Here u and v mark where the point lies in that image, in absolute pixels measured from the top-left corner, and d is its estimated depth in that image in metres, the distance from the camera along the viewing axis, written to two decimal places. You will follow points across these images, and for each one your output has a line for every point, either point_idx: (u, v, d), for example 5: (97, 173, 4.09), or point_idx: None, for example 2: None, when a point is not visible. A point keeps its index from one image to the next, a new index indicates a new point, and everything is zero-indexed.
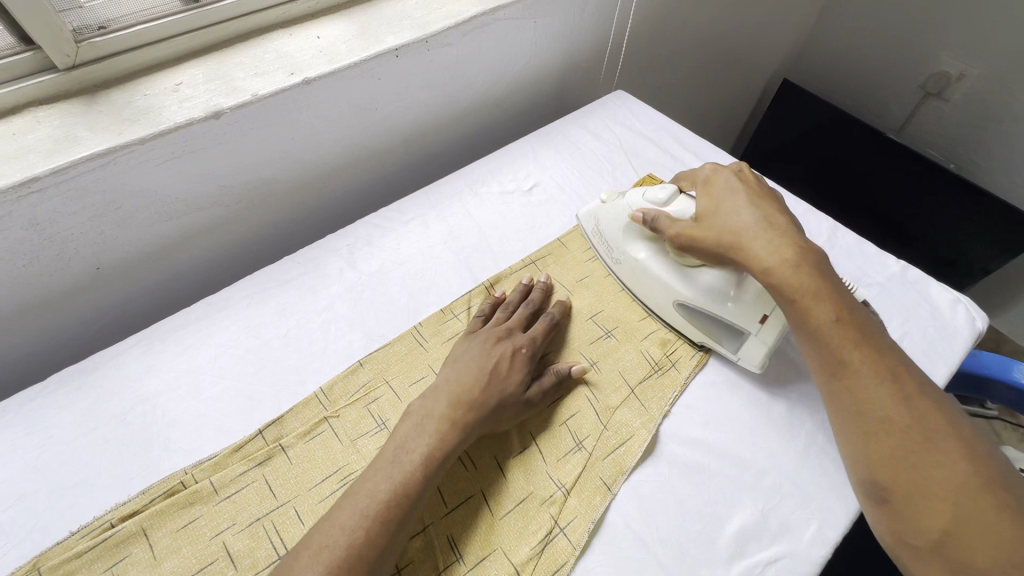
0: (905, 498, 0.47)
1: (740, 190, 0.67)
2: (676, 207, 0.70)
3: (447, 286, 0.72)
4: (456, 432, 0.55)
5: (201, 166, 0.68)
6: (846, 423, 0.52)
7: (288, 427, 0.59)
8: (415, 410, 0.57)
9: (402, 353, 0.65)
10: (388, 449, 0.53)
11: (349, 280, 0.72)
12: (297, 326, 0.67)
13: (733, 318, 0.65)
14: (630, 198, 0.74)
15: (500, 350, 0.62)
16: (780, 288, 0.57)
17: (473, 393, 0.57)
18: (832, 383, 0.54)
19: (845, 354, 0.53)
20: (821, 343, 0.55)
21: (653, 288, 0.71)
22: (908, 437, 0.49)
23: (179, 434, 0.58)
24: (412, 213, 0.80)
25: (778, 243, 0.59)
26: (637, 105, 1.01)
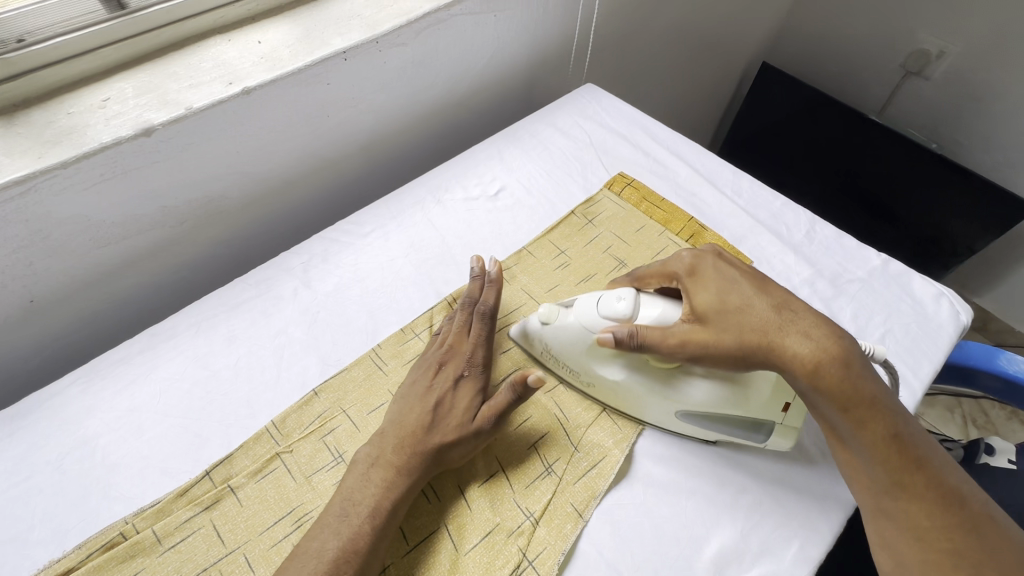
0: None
1: (743, 278, 0.56)
2: (646, 313, 0.57)
3: (408, 303, 0.69)
4: (403, 478, 0.52)
5: (136, 187, 0.63)
6: (902, 546, 0.47)
7: (238, 465, 0.55)
8: (361, 457, 0.54)
9: (360, 379, 0.62)
10: (336, 502, 0.51)
11: (304, 301, 0.68)
12: (247, 354, 0.63)
13: (752, 416, 0.56)
14: (579, 310, 0.60)
15: (441, 384, 0.58)
16: (830, 393, 0.49)
17: (415, 438, 0.54)
18: (883, 499, 0.48)
19: (904, 481, 0.47)
20: (876, 461, 0.48)
21: (647, 404, 0.59)
22: (981, 567, 0.43)
23: (120, 479, 0.54)
24: (371, 225, 0.76)
25: (816, 337, 0.51)
26: (607, 99, 0.97)
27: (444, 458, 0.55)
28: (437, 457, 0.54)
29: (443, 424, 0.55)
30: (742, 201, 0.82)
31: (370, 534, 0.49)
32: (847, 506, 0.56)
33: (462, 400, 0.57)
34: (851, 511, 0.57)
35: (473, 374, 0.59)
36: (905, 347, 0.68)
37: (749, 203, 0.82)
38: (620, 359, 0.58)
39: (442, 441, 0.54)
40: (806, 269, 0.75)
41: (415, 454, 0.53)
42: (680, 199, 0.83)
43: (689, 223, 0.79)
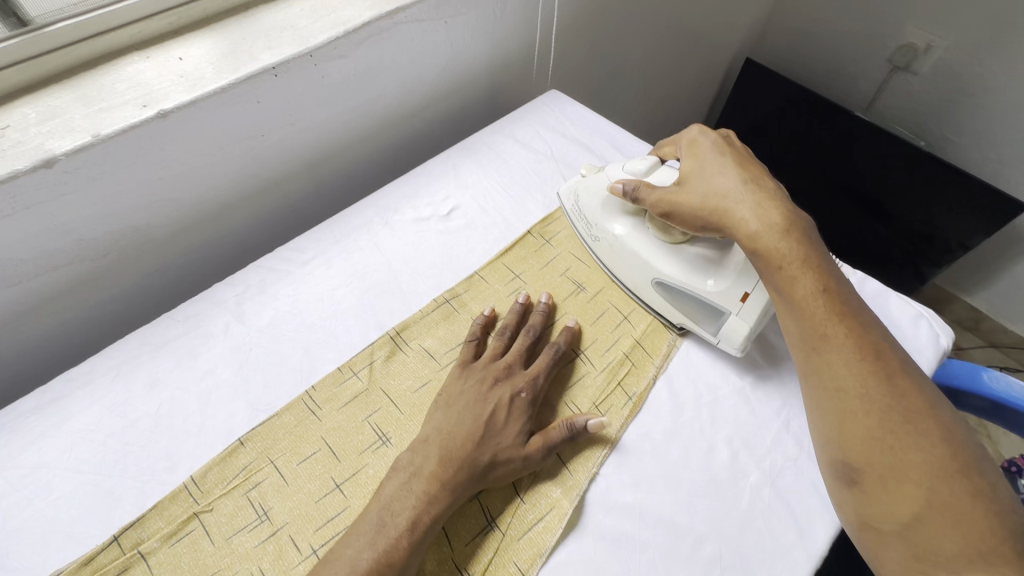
0: (877, 476, 0.45)
1: (724, 160, 0.63)
2: (659, 175, 0.68)
3: (348, 338, 0.64)
4: (447, 493, 0.50)
5: (43, 221, 0.58)
6: (823, 400, 0.50)
7: (150, 528, 0.51)
8: (395, 472, 0.52)
9: (291, 425, 0.57)
10: (372, 511, 0.49)
11: (235, 338, 0.63)
12: (170, 400, 0.59)
13: (713, 294, 0.63)
14: (611, 171, 0.72)
15: (496, 398, 0.57)
16: (768, 256, 0.55)
17: (467, 450, 0.53)
18: (812, 359, 0.51)
19: (825, 325, 0.51)
20: (803, 315, 0.52)
21: (633, 266, 0.69)
22: (885, 415, 0.46)
23: (21, 546, 0.50)
24: (313, 252, 0.71)
25: (769, 209, 0.57)
26: (571, 107, 0.92)
27: (489, 475, 0.53)
28: (483, 472, 0.53)
29: (494, 440, 0.54)
30: None
31: (405, 555, 0.47)
32: (813, 557, 0.52)
33: (513, 416, 0.56)
34: (819, 563, 0.52)
35: (530, 394, 0.58)
36: None
37: None
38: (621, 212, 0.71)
39: (490, 456, 0.53)
40: None
41: (465, 469, 0.52)
42: None
43: None
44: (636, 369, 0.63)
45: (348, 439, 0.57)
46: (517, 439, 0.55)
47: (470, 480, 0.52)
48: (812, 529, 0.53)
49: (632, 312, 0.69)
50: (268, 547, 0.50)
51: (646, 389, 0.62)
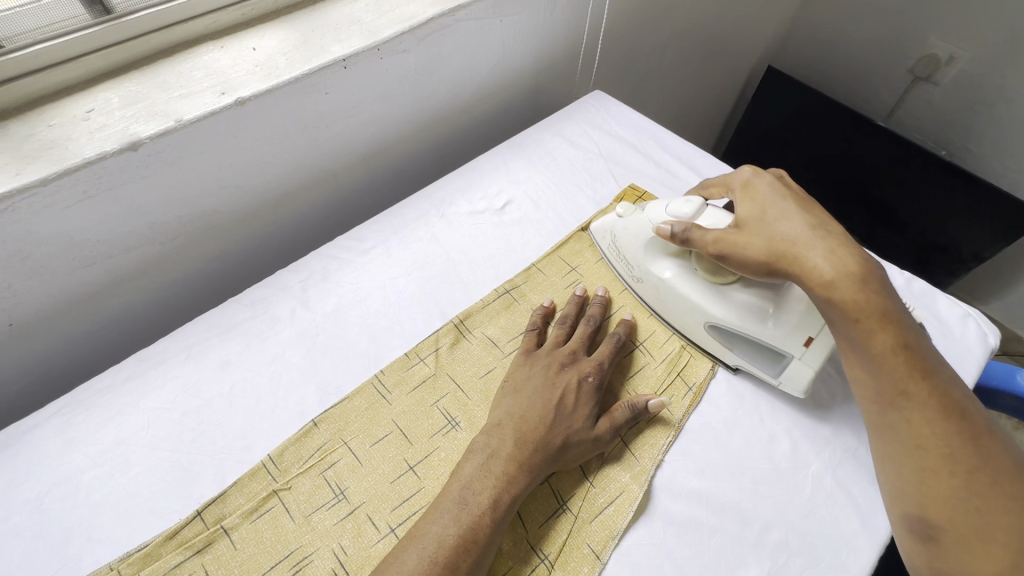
0: (959, 537, 0.44)
1: (788, 196, 0.60)
2: (706, 218, 0.63)
3: (412, 325, 0.65)
4: (523, 474, 0.52)
5: (122, 203, 0.59)
6: (900, 456, 0.48)
7: (231, 504, 0.52)
8: (475, 450, 0.53)
9: (363, 407, 0.58)
10: (453, 489, 0.50)
11: (302, 323, 0.64)
12: (242, 381, 0.60)
13: (773, 339, 0.59)
14: (650, 211, 0.67)
15: (564, 383, 0.58)
16: (842, 307, 0.51)
17: (540, 433, 0.54)
18: (887, 413, 0.49)
19: (905, 382, 0.48)
20: (881, 369, 0.49)
21: (683, 309, 0.65)
22: (972, 478, 0.45)
23: (105, 520, 0.51)
24: (372, 241, 0.73)
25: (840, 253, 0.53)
26: (616, 107, 0.93)
27: (561, 457, 0.54)
28: (557, 455, 0.54)
29: (566, 424, 0.55)
30: None
31: (490, 531, 0.48)
32: (877, 544, 0.53)
33: (578, 399, 0.57)
34: (882, 551, 0.53)
35: (595, 378, 0.59)
36: None
37: None
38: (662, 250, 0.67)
39: (561, 439, 0.54)
40: None
41: (541, 450, 0.53)
42: None
43: None
44: (695, 360, 0.65)
45: (418, 422, 0.58)
46: (586, 422, 0.56)
47: (545, 462, 0.53)
48: (874, 518, 0.55)
49: None
50: (347, 525, 0.51)
51: (705, 380, 0.63)
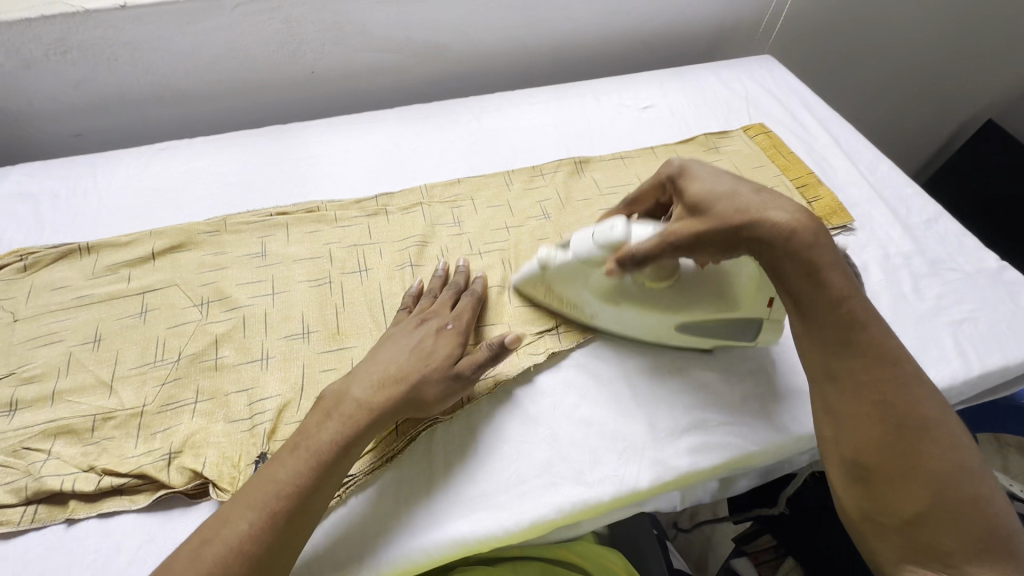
0: (887, 478, 0.48)
1: (724, 171, 0.57)
2: (637, 232, 0.58)
3: (543, 154, 0.87)
4: (366, 419, 0.53)
5: (401, 16, 0.90)
6: (842, 402, 0.51)
7: (395, 201, 0.78)
8: (327, 397, 0.55)
9: (492, 185, 0.81)
10: (292, 439, 0.53)
11: (473, 130, 0.89)
12: (424, 146, 0.86)
13: (743, 313, 0.61)
14: (577, 246, 0.61)
15: (421, 334, 0.60)
16: (805, 260, 0.51)
17: (394, 378, 0.56)
18: (834, 363, 0.51)
19: (851, 333, 0.51)
20: (831, 318, 0.51)
21: (644, 322, 0.63)
22: (900, 425, 0.48)
23: (326, 183, 0.81)
24: (539, 99, 0.95)
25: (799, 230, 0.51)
26: (779, 70, 1.04)
27: (415, 403, 0.56)
28: (408, 403, 0.55)
29: (414, 368, 0.57)
30: (870, 175, 0.85)
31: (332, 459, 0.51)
32: None
33: (444, 352, 0.58)
34: None
35: (455, 326, 0.61)
36: (981, 334, 0.68)
37: (878, 181, 0.85)
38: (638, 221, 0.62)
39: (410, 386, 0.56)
40: (910, 245, 0.76)
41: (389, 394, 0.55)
42: (810, 158, 0.88)
43: (808, 175, 0.84)
44: None
45: (524, 207, 0.79)
46: (442, 370, 0.57)
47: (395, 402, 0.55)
48: None
49: None
50: (455, 238, 0.75)
51: None
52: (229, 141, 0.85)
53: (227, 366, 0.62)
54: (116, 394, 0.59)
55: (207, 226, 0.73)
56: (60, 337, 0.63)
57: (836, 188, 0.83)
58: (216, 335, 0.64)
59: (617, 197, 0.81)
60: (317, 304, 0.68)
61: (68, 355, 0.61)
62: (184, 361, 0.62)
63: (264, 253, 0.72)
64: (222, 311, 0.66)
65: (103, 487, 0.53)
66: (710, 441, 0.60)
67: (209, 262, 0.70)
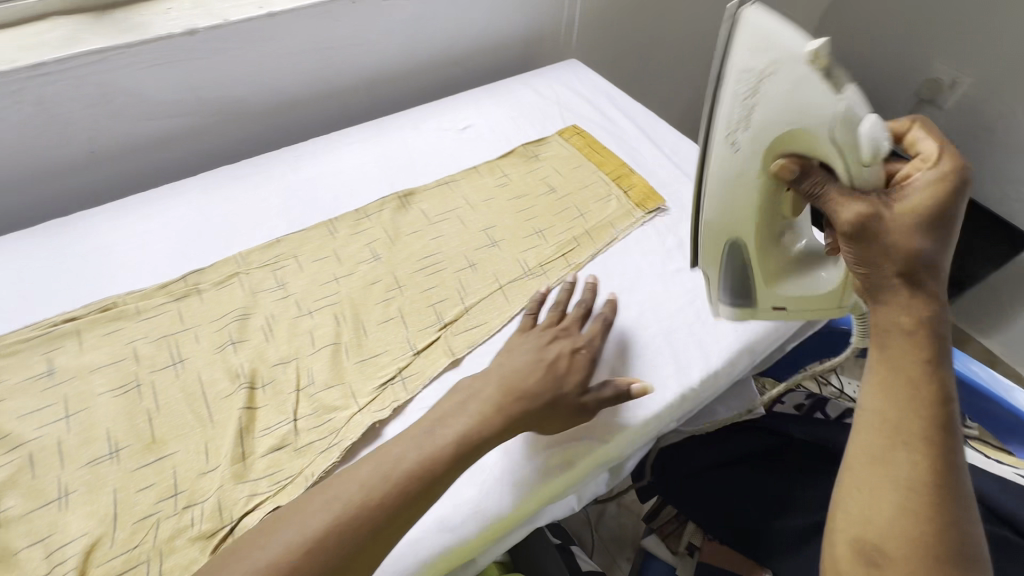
0: (898, 567, 0.44)
1: (934, 144, 0.50)
2: (863, 143, 0.49)
3: (367, 194, 0.84)
4: (498, 418, 0.57)
5: (180, 76, 0.83)
6: (876, 484, 0.46)
7: (207, 276, 0.72)
8: (424, 418, 0.57)
9: (315, 237, 0.78)
10: (334, 482, 0.51)
11: (289, 182, 0.85)
12: (235, 210, 0.80)
13: (821, 298, 0.64)
14: (864, 123, 0.49)
15: (560, 353, 0.64)
16: (887, 305, 0.49)
17: (559, 398, 0.61)
18: (880, 439, 0.47)
19: (909, 403, 0.46)
20: (900, 390, 0.47)
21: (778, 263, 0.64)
22: (937, 511, 0.44)
23: (123, 274, 0.72)
24: (356, 138, 0.92)
25: (900, 236, 0.47)
26: (585, 72, 1.10)
27: (560, 415, 0.61)
28: (552, 412, 0.60)
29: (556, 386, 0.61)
30: (673, 157, 0.92)
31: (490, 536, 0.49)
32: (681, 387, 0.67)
33: (576, 375, 0.63)
34: (686, 394, 0.67)
35: (588, 347, 0.66)
36: None
37: (682, 160, 0.93)
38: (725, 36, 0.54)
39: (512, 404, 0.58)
40: None
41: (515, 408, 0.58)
42: (621, 151, 0.93)
43: (621, 167, 0.89)
44: (580, 247, 0.79)
45: (352, 253, 0.76)
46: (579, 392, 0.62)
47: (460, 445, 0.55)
48: (685, 371, 0.68)
49: (588, 212, 0.84)
50: (281, 303, 0.70)
51: (583, 261, 0.77)
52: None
53: (13, 518, 0.52)
54: None
55: None
56: None
57: (647, 174, 0.90)
58: None
59: (447, 223, 0.81)
60: (125, 414, 0.60)
61: None
62: None
63: (51, 371, 0.62)
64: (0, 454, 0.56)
65: None
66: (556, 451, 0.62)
67: None
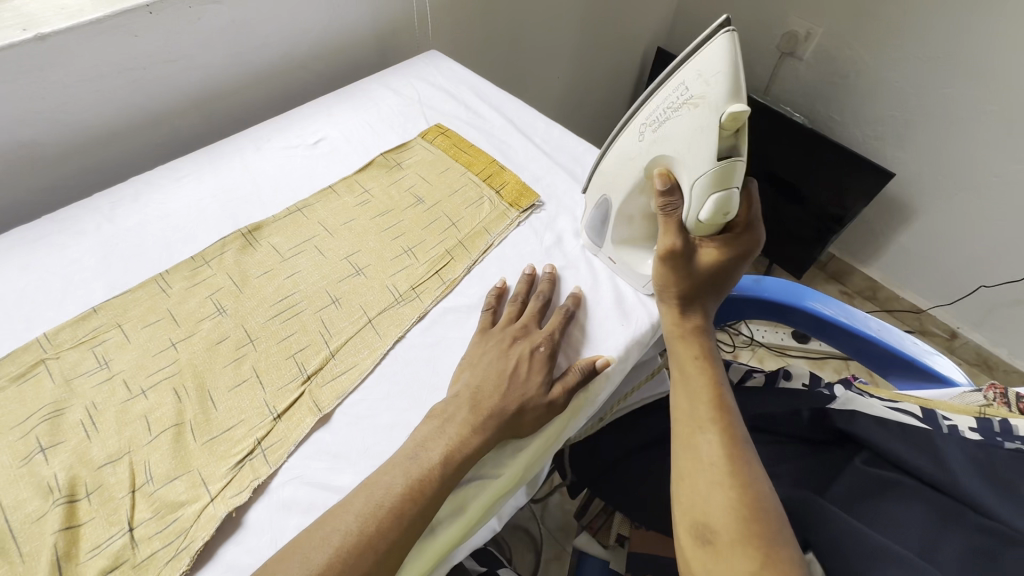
0: (719, 534, 0.49)
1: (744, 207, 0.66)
2: (703, 203, 0.58)
3: (205, 236, 0.73)
4: (476, 436, 0.57)
5: None
6: (687, 468, 0.54)
7: (2, 370, 0.59)
8: (418, 431, 0.57)
9: (144, 299, 0.66)
10: (299, 547, 0.48)
11: (105, 234, 0.72)
12: (35, 280, 0.66)
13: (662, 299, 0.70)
14: (697, 189, 0.58)
15: (516, 354, 0.63)
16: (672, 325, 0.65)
17: (515, 402, 0.60)
18: (684, 431, 0.57)
19: (695, 397, 0.59)
20: (688, 386, 0.60)
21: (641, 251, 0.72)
22: (733, 476, 0.52)
23: None
24: (187, 170, 0.80)
25: (684, 267, 0.63)
26: (445, 63, 1.02)
27: (515, 424, 0.60)
28: (512, 421, 0.59)
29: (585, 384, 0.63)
30: (545, 146, 0.88)
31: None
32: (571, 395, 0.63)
33: (538, 372, 0.62)
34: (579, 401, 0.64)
35: (547, 346, 0.64)
36: None
37: (554, 148, 0.89)
38: (686, 59, 0.58)
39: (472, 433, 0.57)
40: None
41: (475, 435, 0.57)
42: (490, 146, 0.88)
43: (490, 165, 0.84)
44: (454, 260, 0.73)
45: (191, 309, 0.66)
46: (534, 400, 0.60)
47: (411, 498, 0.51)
48: None
49: (461, 220, 0.78)
50: (104, 386, 0.59)
51: (459, 276, 0.72)
52: None
53: None
54: None
55: None
56: None
57: (519, 168, 0.85)
58: None
59: (303, 255, 0.72)
60: None
61: None
62: None
63: None
64: None
65: None
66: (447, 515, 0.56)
67: None
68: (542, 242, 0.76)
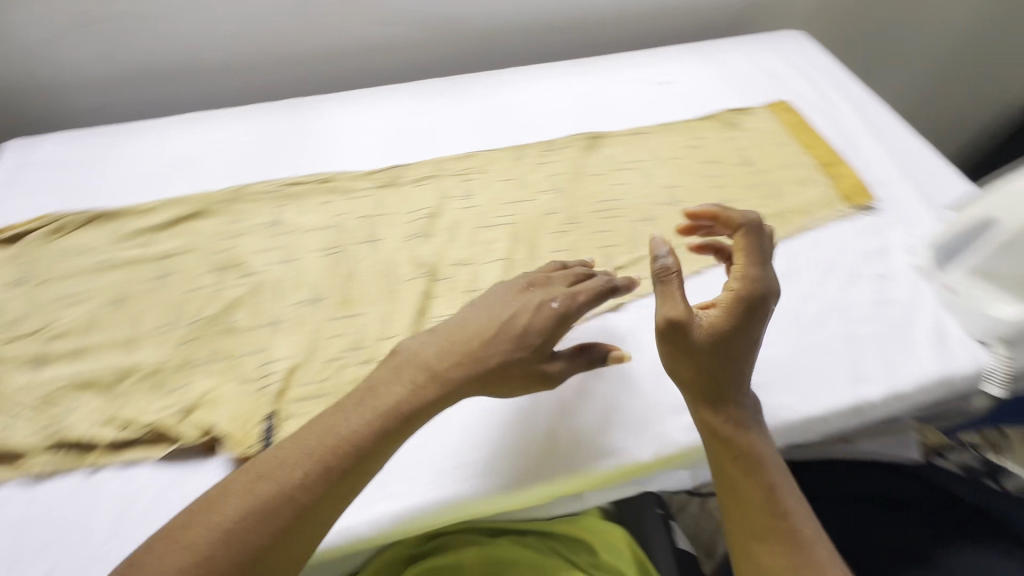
0: None
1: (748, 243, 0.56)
2: None
3: (557, 129, 0.85)
4: (461, 371, 0.51)
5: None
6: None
7: (408, 173, 0.79)
8: (412, 342, 0.53)
9: (504, 159, 0.81)
10: (359, 390, 0.49)
11: (488, 103, 0.88)
12: (438, 120, 0.86)
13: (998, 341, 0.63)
14: None
15: (581, 296, 0.55)
16: (690, 388, 0.53)
17: (478, 343, 0.52)
18: (756, 533, 0.47)
19: (722, 471, 0.51)
20: (726, 467, 0.51)
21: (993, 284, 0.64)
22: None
23: (342, 156, 0.81)
24: (555, 72, 0.93)
25: (709, 331, 0.52)
26: (808, 46, 0.99)
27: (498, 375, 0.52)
28: (475, 382, 0.51)
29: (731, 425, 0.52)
30: (897, 155, 0.82)
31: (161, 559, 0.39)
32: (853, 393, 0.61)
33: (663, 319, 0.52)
34: (861, 404, 0.61)
35: (686, 308, 0.51)
36: None
37: (907, 161, 0.82)
38: None
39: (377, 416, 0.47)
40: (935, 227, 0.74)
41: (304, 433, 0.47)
42: (835, 138, 0.84)
43: (831, 154, 0.81)
44: (767, 227, 0.74)
45: (535, 181, 0.78)
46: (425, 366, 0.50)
47: (317, 462, 0.44)
48: (862, 382, 0.62)
49: (784, 194, 0.77)
50: (465, 211, 0.75)
51: None
52: (244, 112, 0.86)
53: (240, 329, 0.64)
54: (138, 351, 0.62)
55: (224, 195, 0.75)
56: (85, 298, 0.65)
57: (861, 167, 0.80)
58: (231, 300, 0.66)
59: (631, 173, 0.80)
60: (328, 272, 0.69)
61: (93, 314, 0.64)
62: (200, 324, 0.64)
63: (278, 222, 0.73)
64: (237, 278, 0.68)
65: (123, 437, 0.56)
66: (662, 421, 0.60)
67: (226, 229, 0.72)
68: (865, 245, 0.72)
